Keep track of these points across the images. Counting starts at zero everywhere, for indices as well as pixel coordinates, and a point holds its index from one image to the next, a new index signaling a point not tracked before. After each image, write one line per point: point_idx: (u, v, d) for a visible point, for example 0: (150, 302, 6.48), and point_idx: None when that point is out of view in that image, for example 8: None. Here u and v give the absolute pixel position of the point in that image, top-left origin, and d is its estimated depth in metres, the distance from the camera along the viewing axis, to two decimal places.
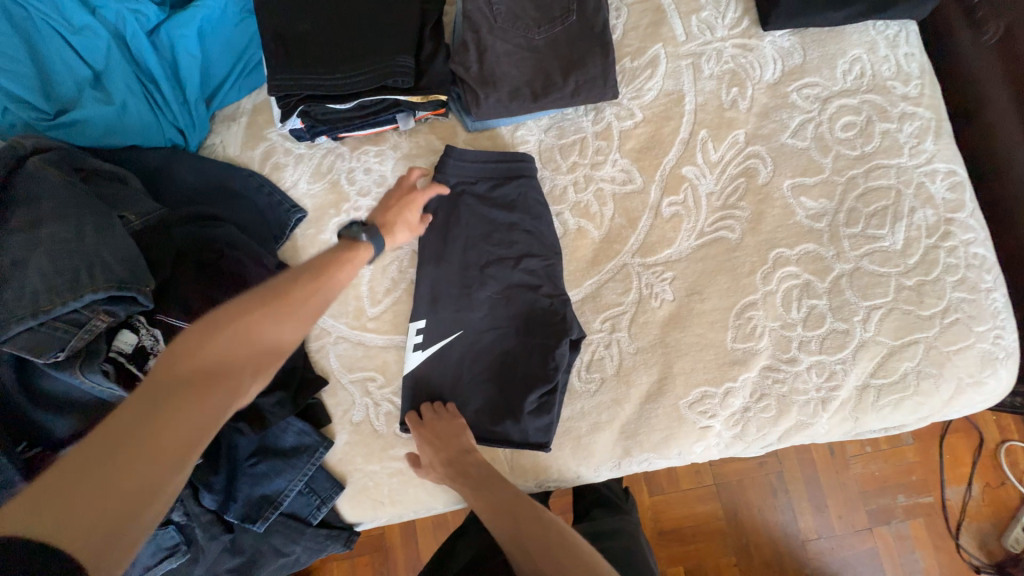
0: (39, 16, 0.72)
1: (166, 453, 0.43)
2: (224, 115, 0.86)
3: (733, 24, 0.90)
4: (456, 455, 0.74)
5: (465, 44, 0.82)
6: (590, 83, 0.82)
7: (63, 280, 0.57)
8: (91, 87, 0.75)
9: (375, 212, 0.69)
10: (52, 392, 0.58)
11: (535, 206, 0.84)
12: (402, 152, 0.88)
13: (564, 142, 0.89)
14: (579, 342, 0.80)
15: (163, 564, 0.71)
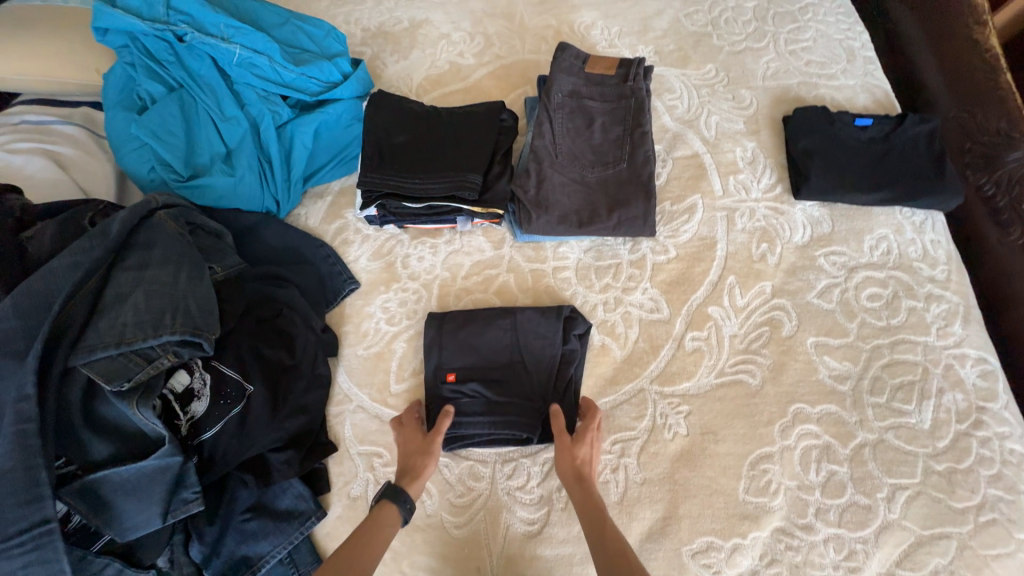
0: (203, 106, 0.91)
1: None
2: (314, 193, 1.03)
3: (767, 188, 1.01)
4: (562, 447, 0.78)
5: (527, 171, 0.95)
6: (631, 220, 0.91)
7: (151, 319, 0.65)
8: (222, 161, 0.90)
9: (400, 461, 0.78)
10: (102, 418, 0.62)
11: (536, 353, 0.86)
12: (454, 248, 1.00)
13: (601, 264, 0.97)
14: (584, 337, 0.89)
15: None
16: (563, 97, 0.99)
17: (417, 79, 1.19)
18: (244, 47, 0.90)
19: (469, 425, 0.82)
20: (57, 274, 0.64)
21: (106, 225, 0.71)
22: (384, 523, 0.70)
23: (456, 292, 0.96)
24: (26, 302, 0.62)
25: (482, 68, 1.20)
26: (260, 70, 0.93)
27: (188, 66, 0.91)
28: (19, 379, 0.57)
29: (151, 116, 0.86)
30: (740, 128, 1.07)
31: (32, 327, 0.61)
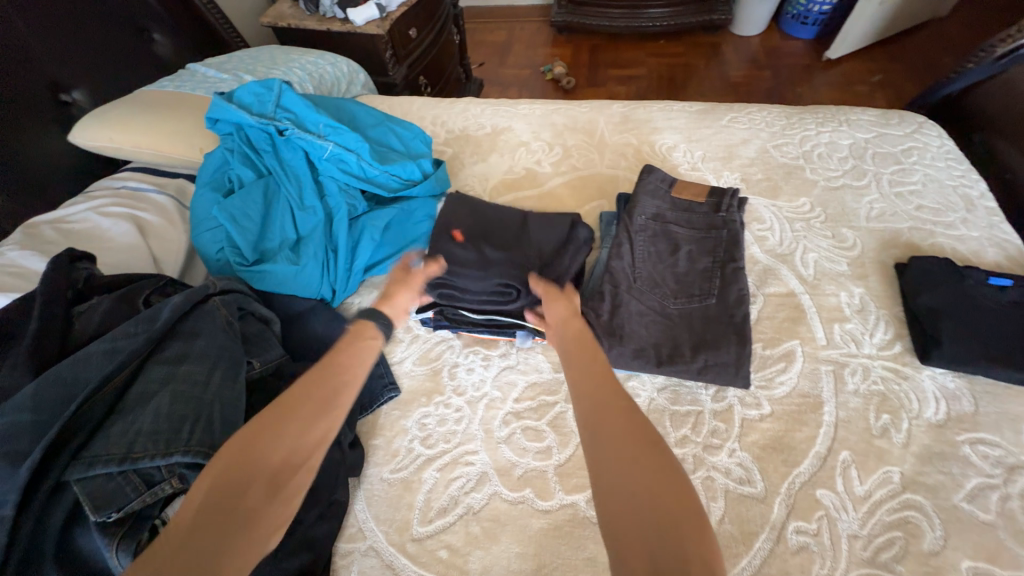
0: (285, 193, 0.91)
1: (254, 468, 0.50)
2: (372, 283, 0.98)
3: (883, 344, 0.86)
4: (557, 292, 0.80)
5: (602, 293, 0.87)
6: (720, 366, 0.79)
7: (165, 431, 0.57)
8: (290, 248, 0.88)
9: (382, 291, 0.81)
10: (79, 547, 0.53)
11: (548, 220, 0.94)
12: (509, 364, 0.90)
13: (677, 409, 0.83)
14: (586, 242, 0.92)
15: None
16: (646, 219, 0.93)
17: (493, 181, 1.19)
18: (336, 144, 0.93)
19: (485, 248, 0.89)
20: (92, 361, 0.59)
21: (160, 308, 0.67)
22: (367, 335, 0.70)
23: (503, 416, 0.84)
24: (48, 389, 0.56)
25: (558, 177, 1.19)
26: (346, 166, 0.95)
27: (282, 156, 0.94)
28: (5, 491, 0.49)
29: (235, 199, 0.86)
30: (844, 270, 0.95)
31: (44, 423, 0.54)
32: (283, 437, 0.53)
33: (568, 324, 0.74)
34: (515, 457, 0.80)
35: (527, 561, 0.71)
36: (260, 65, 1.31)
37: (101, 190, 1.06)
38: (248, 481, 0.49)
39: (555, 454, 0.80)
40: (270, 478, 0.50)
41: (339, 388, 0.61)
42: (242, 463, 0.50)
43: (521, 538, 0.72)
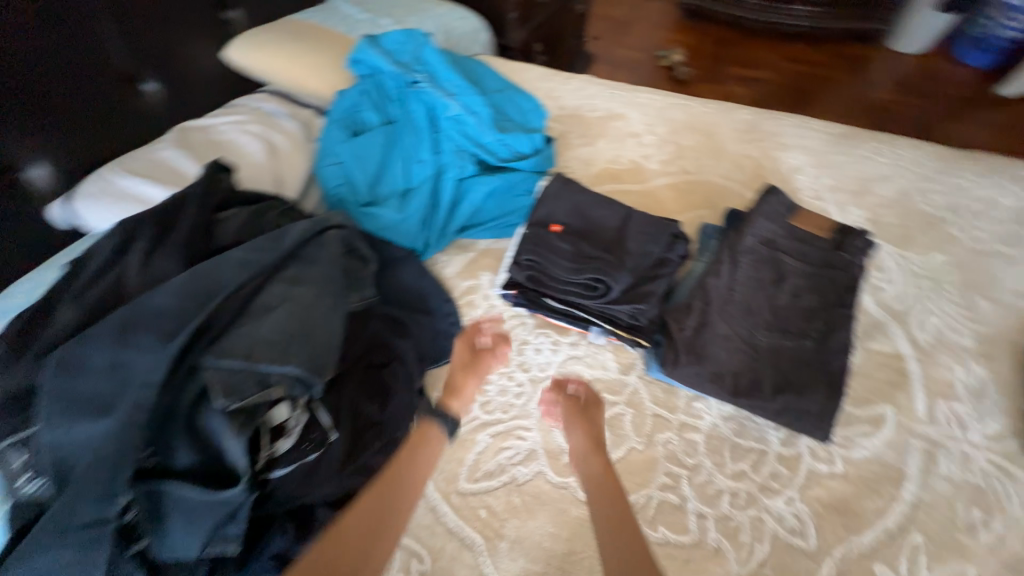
0: (405, 142, 0.95)
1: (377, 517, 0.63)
2: (461, 245, 1.01)
3: (993, 435, 0.78)
4: (581, 408, 0.81)
5: (690, 307, 0.84)
6: (801, 412, 0.75)
7: (281, 342, 0.64)
8: (399, 195, 0.93)
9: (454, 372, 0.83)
10: (198, 426, 0.59)
11: (642, 226, 0.91)
12: (577, 353, 0.90)
13: (740, 443, 0.80)
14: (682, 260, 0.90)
15: None
16: (755, 242, 0.88)
17: (595, 168, 1.16)
18: (461, 105, 0.96)
19: (584, 244, 0.86)
20: (229, 268, 0.67)
21: (284, 234, 0.74)
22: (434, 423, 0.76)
23: (562, 403, 0.86)
24: (195, 284, 0.64)
25: (664, 176, 1.14)
26: (466, 127, 0.97)
27: (409, 106, 0.98)
28: (153, 358, 0.57)
29: (362, 140, 0.92)
30: (968, 344, 0.85)
31: (186, 309, 0.62)
32: (395, 491, 0.66)
33: (589, 453, 0.75)
34: (566, 444, 0.82)
35: (559, 542, 0.74)
36: (397, 10, 1.35)
37: (242, 107, 1.16)
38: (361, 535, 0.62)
39: (606, 452, 0.81)
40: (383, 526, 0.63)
41: (416, 478, 0.70)
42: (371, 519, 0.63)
43: (557, 520, 0.75)
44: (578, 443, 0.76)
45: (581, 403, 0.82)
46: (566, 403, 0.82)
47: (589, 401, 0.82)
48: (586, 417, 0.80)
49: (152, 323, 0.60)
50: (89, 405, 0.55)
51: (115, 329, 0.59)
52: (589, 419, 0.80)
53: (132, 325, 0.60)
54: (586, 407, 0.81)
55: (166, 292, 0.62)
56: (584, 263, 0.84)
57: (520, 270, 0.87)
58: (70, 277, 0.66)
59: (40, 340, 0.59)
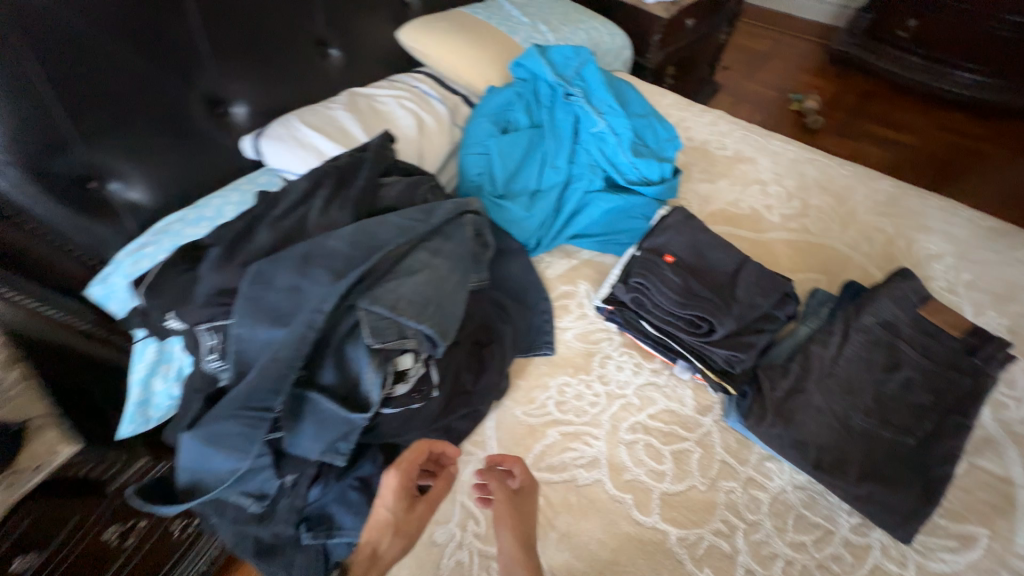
0: (545, 146, 1.03)
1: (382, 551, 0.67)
2: (567, 251, 1.07)
3: None
4: (517, 499, 0.75)
5: (787, 369, 0.83)
6: (884, 505, 0.73)
7: (420, 302, 0.73)
8: (527, 193, 1.01)
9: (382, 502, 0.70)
10: (345, 354, 0.70)
11: (755, 275, 0.91)
12: (657, 381, 0.93)
13: (806, 515, 0.79)
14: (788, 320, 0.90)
15: (247, 502, 0.71)
16: (873, 322, 0.85)
17: (713, 206, 1.17)
18: (607, 124, 1.03)
19: (693, 280, 0.88)
20: (389, 229, 0.78)
21: (435, 209, 0.83)
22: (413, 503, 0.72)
23: (633, 423, 0.89)
24: (363, 236, 0.75)
25: (783, 230, 1.12)
26: (604, 145, 1.04)
27: (556, 114, 1.06)
28: (327, 291, 0.69)
29: (510, 136, 1.00)
30: None
31: (354, 257, 0.73)
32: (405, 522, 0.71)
33: (516, 559, 0.69)
34: (630, 463, 0.85)
35: (605, 550, 0.78)
36: (554, 18, 1.43)
37: (400, 83, 1.28)
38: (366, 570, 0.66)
39: (666, 481, 0.83)
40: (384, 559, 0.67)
41: (419, 514, 0.72)
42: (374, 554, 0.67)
43: (607, 529, 0.79)
44: (508, 543, 0.70)
45: (515, 491, 0.76)
46: (502, 488, 0.76)
47: (524, 489, 0.76)
48: (520, 507, 0.74)
49: (327, 261, 0.72)
50: (272, 314, 0.68)
51: (300, 259, 0.71)
52: (526, 508, 0.75)
53: (313, 259, 0.72)
54: (520, 496, 0.75)
55: (342, 237, 0.73)
56: (690, 298, 0.86)
57: (626, 290, 0.91)
58: (267, 205, 0.80)
59: (243, 252, 0.73)
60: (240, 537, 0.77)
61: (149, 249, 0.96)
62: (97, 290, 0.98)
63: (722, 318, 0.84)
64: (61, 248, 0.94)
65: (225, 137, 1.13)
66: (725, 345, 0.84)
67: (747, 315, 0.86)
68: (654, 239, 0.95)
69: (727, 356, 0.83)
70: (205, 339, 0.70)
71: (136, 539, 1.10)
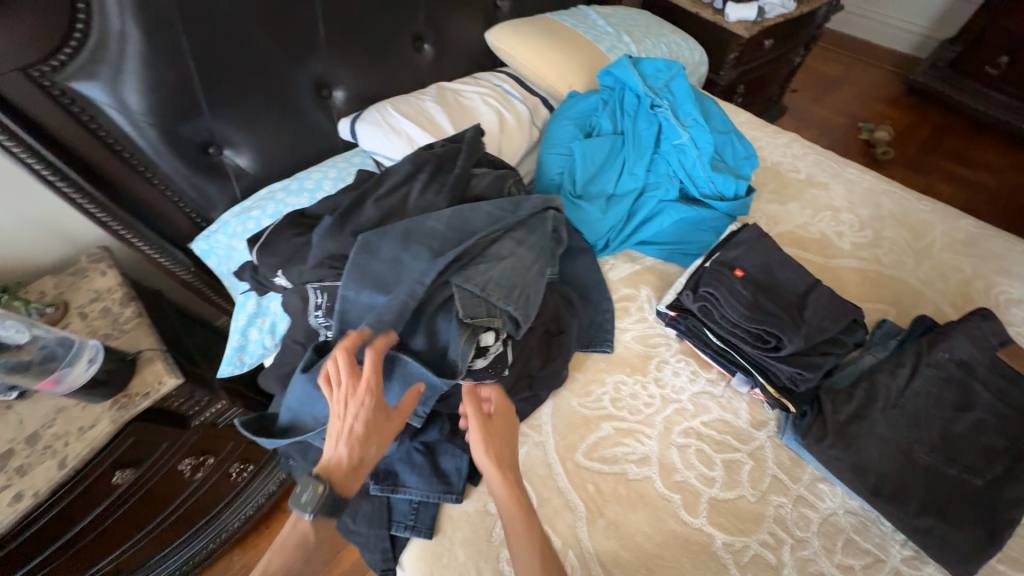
0: (625, 153, 1.07)
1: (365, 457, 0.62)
2: (632, 256, 1.11)
3: None
4: (494, 425, 0.77)
5: (851, 395, 0.84)
6: (942, 540, 0.72)
7: (506, 286, 0.80)
8: (603, 196, 1.05)
9: (346, 415, 0.61)
10: (434, 326, 0.77)
11: (826, 299, 0.92)
12: (713, 391, 0.95)
13: (857, 541, 0.80)
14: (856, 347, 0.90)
15: None
16: (946, 359, 0.85)
17: (781, 227, 1.17)
18: (689, 137, 1.06)
19: (763, 296, 0.90)
20: (482, 217, 0.84)
21: (522, 201, 0.89)
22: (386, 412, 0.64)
23: (686, 428, 0.91)
24: (460, 220, 0.82)
25: (853, 258, 1.11)
26: (683, 157, 1.07)
27: (638, 124, 1.10)
28: (430, 265, 0.76)
29: (593, 140, 1.05)
30: None
31: (452, 239, 0.80)
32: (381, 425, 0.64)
33: (495, 476, 0.74)
34: (681, 465, 0.87)
35: (651, 543, 0.80)
36: (637, 30, 1.47)
37: (484, 81, 1.34)
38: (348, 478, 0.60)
39: (716, 487, 0.85)
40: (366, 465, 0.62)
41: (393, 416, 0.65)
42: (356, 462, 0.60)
43: (655, 525, 0.82)
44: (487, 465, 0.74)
45: (490, 415, 0.77)
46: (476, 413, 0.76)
47: (498, 412, 0.79)
48: (497, 431, 0.77)
49: (429, 239, 0.79)
50: (376, 281, 0.75)
51: (403, 234, 0.78)
52: (501, 431, 0.78)
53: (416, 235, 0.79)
54: (496, 421, 0.78)
55: (442, 219, 0.80)
56: (759, 314, 0.88)
57: (694, 299, 0.94)
58: (373, 183, 0.87)
59: (352, 222, 0.81)
60: None
61: (255, 212, 1.05)
62: (202, 245, 1.09)
63: (792, 335, 0.85)
64: (172, 199, 1.08)
65: (324, 118, 1.22)
66: (790, 363, 0.86)
67: (816, 336, 0.87)
68: (727, 254, 0.98)
69: (790, 373, 0.85)
70: (314, 296, 0.79)
71: (204, 473, 1.23)
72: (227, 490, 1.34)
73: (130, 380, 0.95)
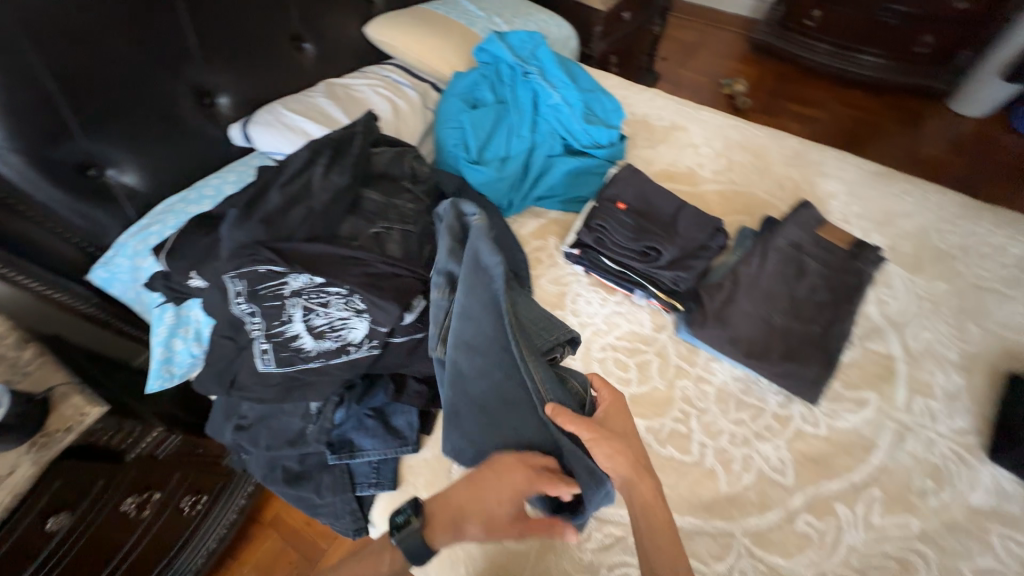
0: (510, 118, 1.19)
1: (458, 517, 0.70)
2: (537, 212, 1.22)
3: (959, 430, 0.93)
4: (615, 417, 0.77)
5: (722, 286, 1.02)
6: (798, 378, 0.93)
7: (542, 322, 0.87)
8: (499, 160, 1.16)
9: (474, 482, 0.72)
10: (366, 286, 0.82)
11: (689, 215, 1.11)
12: (621, 310, 1.10)
13: (745, 399, 0.98)
14: (721, 249, 1.09)
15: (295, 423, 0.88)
16: (785, 243, 1.06)
17: (656, 168, 1.36)
18: (561, 97, 1.21)
19: (642, 220, 1.07)
20: (476, 326, 0.81)
21: (471, 274, 0.83)
22: (499, 503, 0.70)
23: (603, 345, 1.05)
24: (471, 348, 0.80)
25: (715, 183, 1.32)
26: (560, 115, 1.21)
27: (517, 91, 1.23)
28: (518, 397, 0.79)
29: (479, 111, 1.17)
30: (951, 357, 1.01)
31: (500, 360, 0.81)
32: (490, 509, 0.70)
33: (631, 469, 0.71)
34: (603, 375, 1.01)
35: None
36: (506, 12, 1.59)
37: (372, 73, 1.40)
38: (447, 520, 0.70)
39: (633, 386, 1.00)
40: (460, 525, 0.70)
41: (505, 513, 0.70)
42: (457, 508, 0.70)
43: None
44: (620, 465, 0.70)
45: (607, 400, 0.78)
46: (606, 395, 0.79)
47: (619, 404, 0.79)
48: (615, 415, 0.78)
49: (492, 408, 0.79)
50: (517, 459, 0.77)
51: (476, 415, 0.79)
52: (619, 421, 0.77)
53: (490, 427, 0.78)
54: (618, 408, 0.78)
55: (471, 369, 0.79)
56: (641, 233, 1.05)
57: (588, 235, 1.08)
58: (273, 173, 0.90)
59: (258, 211, 0.84)
60: (276, 464, 0.92)
61: (154, 227, 1.04)
62: (101, 274, 1.04)
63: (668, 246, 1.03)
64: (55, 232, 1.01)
65: (211, 126, 1.21)
66: (671, 271, 1.03)
67: (685, 246, 1.06)
68: (610, 192, 1.13)
69: (670, 280, 1.03)
70: (232, 285, 0.80)
71: (153, 510, 1.18)
72: (182, 526, 1.29)
73: (47, 418, 0.90)
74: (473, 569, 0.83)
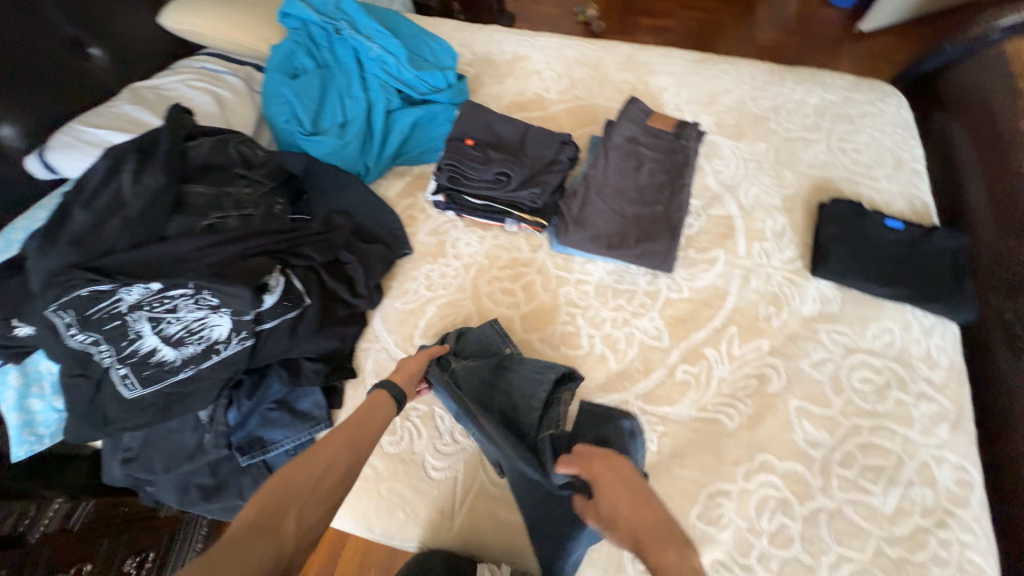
0: (337, 82, 1.16)
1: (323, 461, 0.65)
2: (397, 170, 1.21)
3: (789, 260, 1.10)
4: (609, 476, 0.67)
5: (576, 194, 1.10)
6: (653, 253, 1.04)
7: (535, 395, 0.89)
8: (338, 125, 1.13)
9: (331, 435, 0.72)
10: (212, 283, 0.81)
11: (534, 135, 1.16)
12: (498, 241, 1.14)
13: (619, 287, 1.08)
14: (571, 160, 1.15)
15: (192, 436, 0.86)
16: (622, 140, 1.16)
17: (505, 101, 1.39)
18: (381, 47, 1.18)
19: (490, 150, 1.10)
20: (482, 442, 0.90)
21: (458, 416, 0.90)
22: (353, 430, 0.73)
23: (488, 277, 1.09)
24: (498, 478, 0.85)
25: (561, 103, 1.38)
26: (388, 67, 1.20)
27: (337, 53, 1.19)
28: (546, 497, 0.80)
29: (300, 81, 1.12)
30: (776, 203, 1.17)
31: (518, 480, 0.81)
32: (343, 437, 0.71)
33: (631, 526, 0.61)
34: (492, 304, 1.06)
35: None
36: None
37: (183, 67, 1.28)
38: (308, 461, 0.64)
39: (521, 306, 1.06)
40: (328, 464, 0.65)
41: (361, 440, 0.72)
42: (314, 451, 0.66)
43: None
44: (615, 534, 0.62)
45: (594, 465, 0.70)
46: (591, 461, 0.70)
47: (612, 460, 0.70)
48: (609, 478, 0.67)
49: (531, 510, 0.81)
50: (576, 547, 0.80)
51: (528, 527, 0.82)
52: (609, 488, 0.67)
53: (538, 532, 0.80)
54: (608, 469, 0.68)
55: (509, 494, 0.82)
56: (491, 161, 1.09)
57: (444, 177, 1.10)
58: (72, 192, 0.83)
59: (65, 234, 0.77)
60: (185, 484, 0.89)
61: None
62: None
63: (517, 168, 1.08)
64: None
65: None
66: (527, 191, 1.09)
67: (535, 166, 1.12)
68: (455, 132, 1.15)
69: (529, 199, 1.09)
70: (59, 318, 0.74)
71: None
72: None
73: None
74: (411, 510, 0.90)
